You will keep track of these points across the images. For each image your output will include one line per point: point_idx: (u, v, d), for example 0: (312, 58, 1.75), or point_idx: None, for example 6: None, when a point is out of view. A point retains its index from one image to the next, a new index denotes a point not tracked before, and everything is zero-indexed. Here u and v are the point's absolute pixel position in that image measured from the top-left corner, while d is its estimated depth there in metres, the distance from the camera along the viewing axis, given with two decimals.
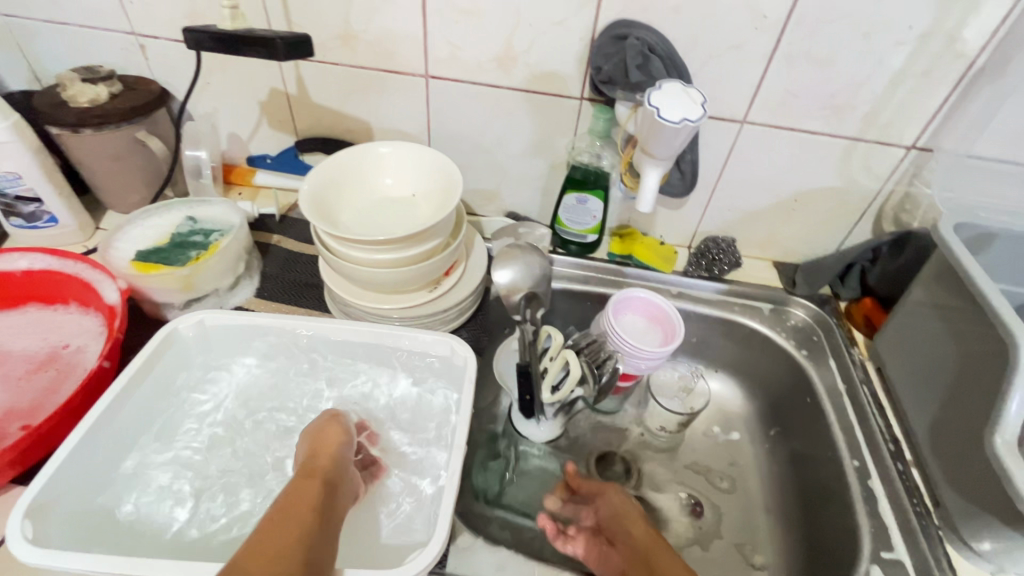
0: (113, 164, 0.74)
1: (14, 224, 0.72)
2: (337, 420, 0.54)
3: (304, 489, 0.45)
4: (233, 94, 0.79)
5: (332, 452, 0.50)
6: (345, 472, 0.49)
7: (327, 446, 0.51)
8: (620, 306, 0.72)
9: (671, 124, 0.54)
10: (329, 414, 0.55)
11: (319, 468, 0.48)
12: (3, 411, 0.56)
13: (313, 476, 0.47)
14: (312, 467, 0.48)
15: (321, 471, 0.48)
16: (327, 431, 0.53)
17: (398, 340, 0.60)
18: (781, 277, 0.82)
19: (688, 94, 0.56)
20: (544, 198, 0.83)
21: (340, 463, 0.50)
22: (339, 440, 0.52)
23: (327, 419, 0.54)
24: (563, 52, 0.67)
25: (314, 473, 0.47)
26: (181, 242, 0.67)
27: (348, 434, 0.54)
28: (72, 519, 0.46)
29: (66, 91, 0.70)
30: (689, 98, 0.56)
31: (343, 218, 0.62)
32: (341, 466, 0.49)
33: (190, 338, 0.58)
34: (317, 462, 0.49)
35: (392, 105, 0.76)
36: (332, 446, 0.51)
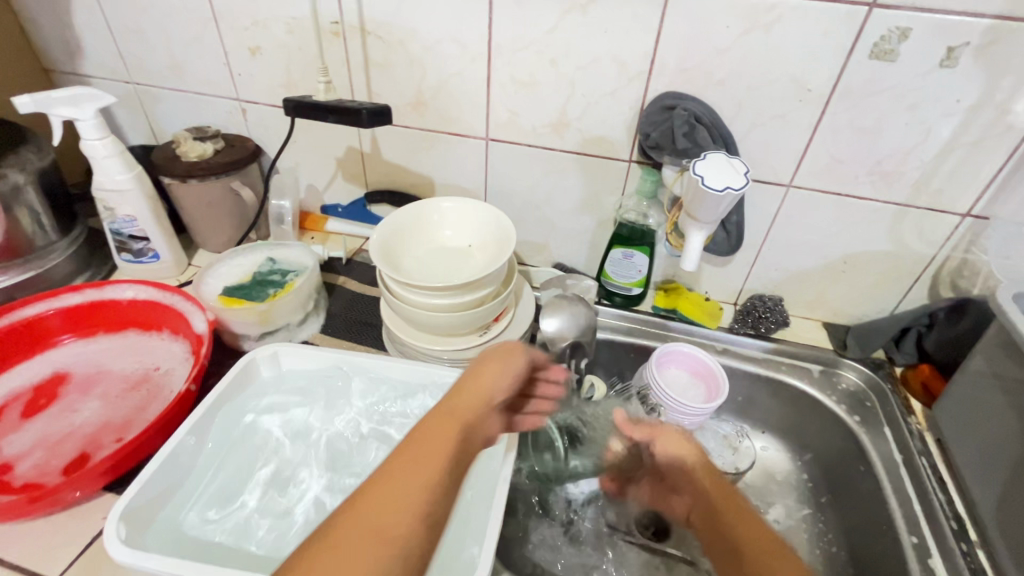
0: (210, 209, 0.84)
1: (123, 259, 0.82)
2: (508, 356, 0.52)
3: (441, 431, 0.45)
4: (314, 151, 0.89)
5: (492, 387, 0.49)
6: (484, 418, 0.49)
7: (482, 386, 0.49)
8: (664, 358, 0.72)
9: (714, 192, 0.57)
10: (503, 348, 0.53)
11: (458, 412, 0.47)
12: (100, 424, 0.62)
13: (451, 420, 0.46)
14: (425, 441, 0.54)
15: (462, 416, 0.46)
16: (488, 366, 0.51)
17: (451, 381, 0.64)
18: (831, 338, 0.81)
19: (731, 165, 0.59)
20: (591, 251, 0.87)
21: (482, 411, 0.48)
22: (494, 380, 0.50)
23: (489, 353, 0.52)
24: (613, 120, 0.72)
25: (451, 420, 0.46)
26: (262, 280, 0.74)
27: (510, 378, 0.51)
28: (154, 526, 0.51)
29: (180, 147, 0.81)
30: (732, 168, 0.59)
31: (405, 264, 0.68)
32: (481, 412, 0.48)
33: (265, 366, 0.65)
34: (465, 400, 0.48)
35: (453, 163, 0.84)
36: (487, 389, 0.49)
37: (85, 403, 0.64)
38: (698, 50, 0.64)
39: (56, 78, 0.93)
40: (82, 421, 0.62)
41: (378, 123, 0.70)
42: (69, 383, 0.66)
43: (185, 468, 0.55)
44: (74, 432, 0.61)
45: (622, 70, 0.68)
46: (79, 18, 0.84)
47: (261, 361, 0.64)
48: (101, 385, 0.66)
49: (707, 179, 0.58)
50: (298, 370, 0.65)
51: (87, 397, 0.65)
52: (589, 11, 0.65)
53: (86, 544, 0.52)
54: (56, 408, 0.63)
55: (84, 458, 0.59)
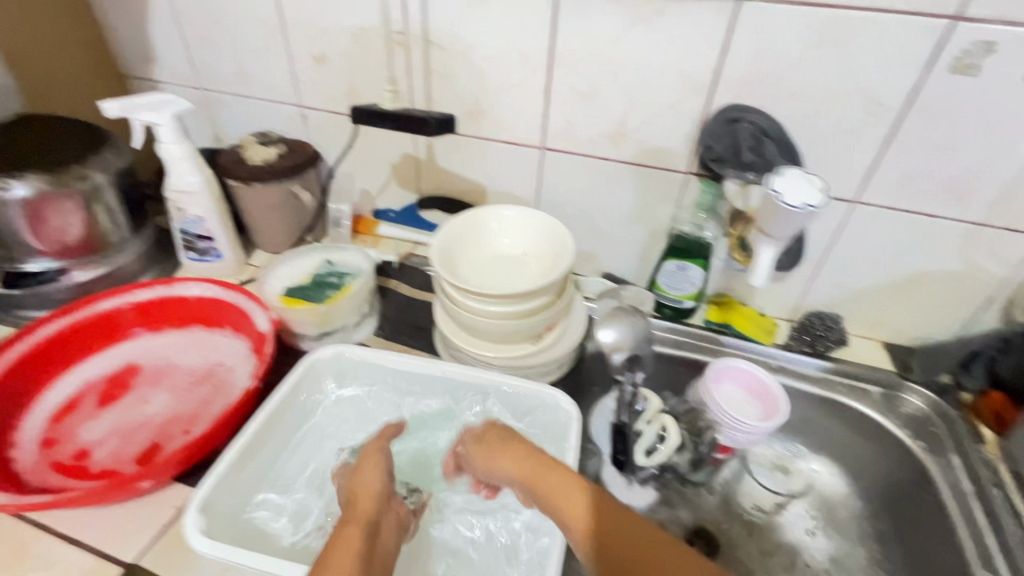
0: (270, 211, 0.86)
1: (188, 257, 0.85)
2: (374, 454, 0.57)
3: (346, 533, 0.48)
4: (370, 157, 0.91)
5: (372, 490, 0.53)
6: (384, 509, 0.52)
7: (365, 487, 0.53)
8: (719, 373, 0.70)
9: (791, 209, 0.55)
10: (365, 451, 0.58)
11: (358, 517, 0.50)
12: (169, 416, 0.65)
13: (357, 520, 0.50)
14: (353, 510, 0.51)
15: (364, 518, 0.50)
16: (360, 473, 0.55)
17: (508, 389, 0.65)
18: (892, 359, 0.78)
19: (808, 179, 0.57)
20: (642, 262, 0.86)
21: (379, 504, 0.52)
22: (376, 479, 0.54)
23: (362, 458, 0.57)
24: (673, 131, 0.72)
25: (356, 522, 0.49)
26: (320, 282, 0.76)
27: (385, 470, 0.56)
28: (223, 519, 0.53)
29: (245, 151, 0.84)
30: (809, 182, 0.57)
31: (463, 270, 0.68)
32: (381, 509, 0.52)
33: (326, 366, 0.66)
34: (357, 506, 0.51)
35: (507, 171, 0.85)
36: (371, 487, 0.53)
37: (155, 395, 0.67)
38: (765, 63, 0.63)
39: (129, 84, 0.98)
40: (154, 412, 0.65)
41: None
42: (140, 375, 0.69)
43: (252, 464, 0.56)
44: (147, 422, 0.64)
45: (685, 82, 0.68)
46: (156, 29, 0.89)
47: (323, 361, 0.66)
48: (170, 378, 0.69)
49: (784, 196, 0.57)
50: (356, 370, 0.67)
51: (157, 390, 0.68)
52: (654, 24, 0.65)
53: (159, 532, 0.53)
54: (129, 398, 0.66)
55: (155, 449, 0.61)
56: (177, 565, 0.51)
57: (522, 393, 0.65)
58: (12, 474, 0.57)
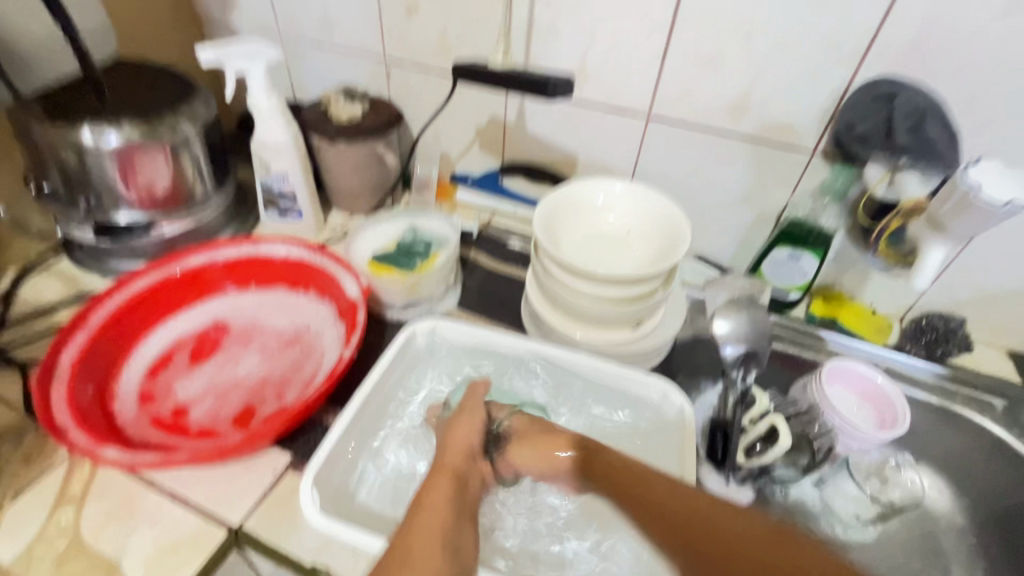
0: (352, 172, 0.83)
1: (269, 215, 0.83)
2: (473, 412, 0.57)
3: (436, 485, 0.50)
4: (454, 119, 0.86)
5: (463, 445, 0.54)
6: (474, 464, 0.53)
7: (459, 444, 0.54)
8: (831, 374, 0.65)
9: (994, 206, 0.49)
10: (461, 406, 0.57)
11: (449, 467, 0.51)
12: (261, 378, 0.64)
13: (447, 471, 0.51)
14: (444, 462, 0.52)
15: (454, 468, 0.51)
16: (457, 431, 0.55)
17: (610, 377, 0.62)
18: (1019, 371, 0.71)
19: (1014, 174, 0.50)
20: (742, 248, 0.80)
21: (472, 462, 0.53)
22: (470, 438, 0.54)
23: (456, 415, 0.57)
24: (804, 106, 0.65)
25: (446, 471, 0.51)
26: (407, 249, 0.73)
27: (482, 428, 0.56)
28: (328, 492, 0.52)
29: (330, 107, 0.80)
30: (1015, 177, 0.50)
31: (565, 248, 0.64)
32: (472, 463, 0.53)
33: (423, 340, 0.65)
34: (449, 459, 0.52)
35: (603, 141, 0.79)
36: (465, 445, 0.54)
37: (245, 355, 0.66)
38: (934, 30, 0.55)
39: (208, 31, 0.94)
40: (245, 373, 0.64)
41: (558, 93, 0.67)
42: (229, 334, 0.68)
43: (354, 437, 0.56)
44: (239, 383, 0.63)
45: (830, 50, 0.60)
46: None
47: (419, 335, 0.64)
48: (258, 338, 0.68)
49: (983, 189, 0.50)
50: (452, 346, 0.65)
51: (246, 350, 0.67)
52: None
53: (261, 497, 0.53)
54: (221, 356, 0.66)
55: (249, 411, 0.60)
56: (282, 533, 0.51)
57: (623, 382, 0.62)
58: (116, 427, 0.57)
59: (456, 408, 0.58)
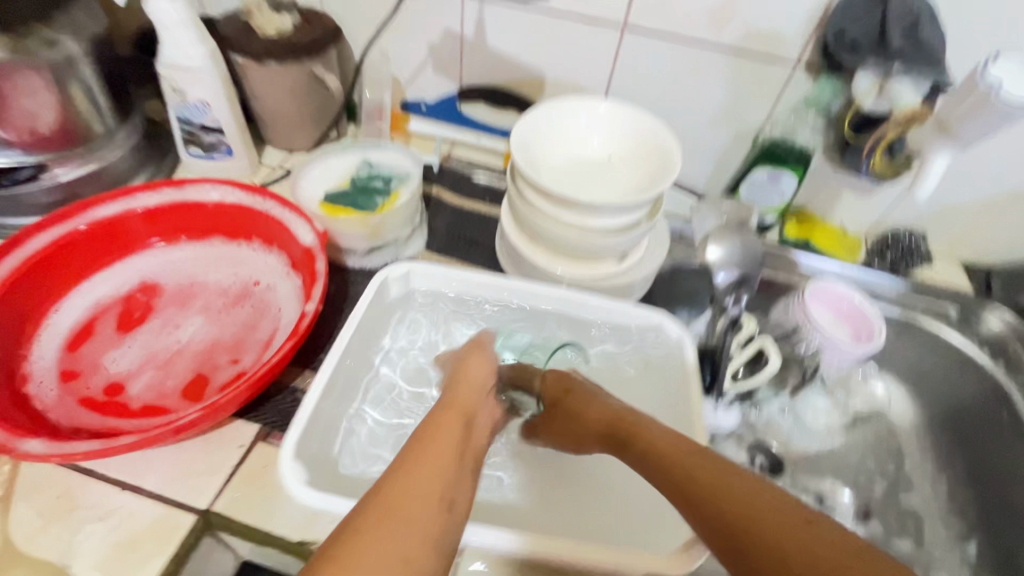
0: (288, 100, 0.72)
1: (191, 153, 0.70)
2: (484, 349, 0.55)
3: (444, 420, 0.46)
4: (402, 34, 0.75)
5: (476, 383, 0.51)
6: (482, 407, 0.50)
7: (470, 377, 0.51)
8: (813, 295, 0.65)
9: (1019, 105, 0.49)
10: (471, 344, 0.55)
11: (459, 401, 0.48)
12: (209, 342, 0.56)
13: (457, 408, 0.47)
14: (454, 402, 0.48)
15: (466, 406, 0.48)
16: (468, 366, 0.53)
17: (603, 313, 0.58)
18: (971, 280, 0.75)
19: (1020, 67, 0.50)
20: (717, 171, 0.77)
21: (480, 397, 0.50)
22: (481, 374, 0.52)
23: (466, 355, 0.54)
24: (792, 10, 0.60)
25: (454, 408, 0.47)
26: (364, 187, 0.65)
27: (492, 366, 0.54)
28: (312, 464, 0.46)
29: (252, 20, 0.67)
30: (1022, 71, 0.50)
31: (545, 177, 0.58)
32: (481, 400, 0.50)
33: (395, 286, 0.58)
34: (460, 392, 0.49)
35: (574, 58, 0.71)
36: (475, 379, 0.51)
37: (187, 319, 0.57)
38: None
39: None
40: (189, 338, 0.56)
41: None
42: (163, 296, 0.59)
43: (330, 402, 0.49)
44: (182, 351, 0.55)
45: None
46: None
47: (392, 281, 0.57)
48: (199, 298, 0.59)
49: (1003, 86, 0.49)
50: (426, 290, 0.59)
51: (186, 312, 0.58)
52: None
53: (230, 473, 0.47)
54: (155, 321, 0.57)
55: (200, 381, 0.53)
56: (259, 511, 0.45)
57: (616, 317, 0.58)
58: (36, 413, 0.48)
59: (467, 346, 0.56)
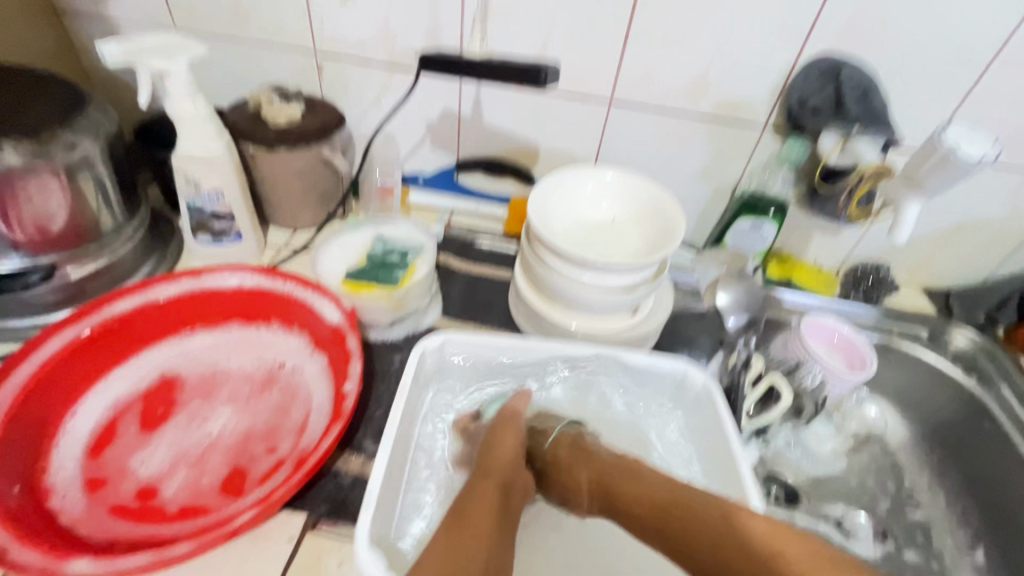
0: (296, 182, 0.74)
1: (200, 240, 0.70)
2: (511, 420, 0.57)
3: (482, 494, 0.51)
4: (401, 115, 0.80)
5: (507, 452, 0.55)
6: (518, 469, 0.55)
7: (503, 451, 0.54)
8: (808, 329, 0.71)
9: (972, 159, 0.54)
10: (504, 413, 0.58)
11: (494, 474, 0.53)
12: (241, 432, 0.54)
13: (494, 474, 0.53)
14: (489, 468, 0.53)
15: (501, 470, 0.53)
16: (501, 437, 0.56)
17: (629, 367, 0.62)
18: (933, 303, 0.84)
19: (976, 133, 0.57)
20: (701, 222, 0.84)
21: (514, 468, 0.54)
22: (512, 445, 0.55)
23: (495, 425, 0.57)
24: (758, 82, 0.69)
25: (493, 479, 0.52)
26: (383, 262, 0.67)
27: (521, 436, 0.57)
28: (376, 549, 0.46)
29: (263, 109, 0.70)
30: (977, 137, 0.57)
31: (560, 240, 0.63)
32: (515, 469, 0.54)
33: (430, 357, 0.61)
34: (496, 464, 0.53)
35: (565, 130, 0.78)
36: (508, 451, 0.55)
37: (213, 410, 0.56)
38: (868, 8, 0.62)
39: (71, 23, 0.77)
40: (219, 431, 0.54)
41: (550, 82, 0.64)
42: (184, 388, 0.57)
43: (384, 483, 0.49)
44: (213, 444, 0.53)
45: (779, 29, 0.64)
46: None
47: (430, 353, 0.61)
48: (224, 387, 0.58)
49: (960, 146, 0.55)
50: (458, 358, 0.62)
51: (212, 403, 0.57)
52: None
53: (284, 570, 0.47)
54: (181, 416, 0.55)
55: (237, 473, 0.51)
56: None
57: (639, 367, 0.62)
58: (64, 530, 0.46)
59: (496, 416, 0.58)
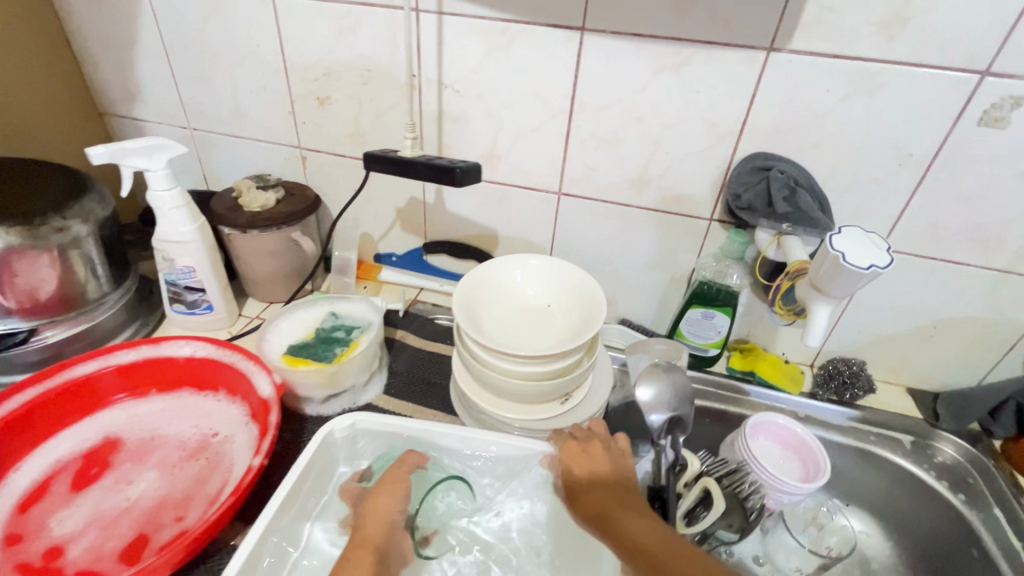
0: (267, 260, 0.81)
1: (175, 310, 0.77)
2: (395, 482, 0.57)
3: (354, 557, 0.50)
4: (373, 201, 0.87)
5: (384, 517, 0.54)
6: (395, 539, 0.54)
7: (379, 513, 0.54)
8: (755, 428, 0.68)
9: (858, 269, 0.52)
10: (391, 473, 0.57)
11: (369, 539, 0.52)
12: (158, 499, 0.57)
13: (367, 544, 0.52)
14: (366, 537, 0.52)
15: (375, 540, 0.52)
16: (378, 500, 0.55)
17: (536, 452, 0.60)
18: (919, 406, 0.77)
19: (870, 241, 0.55)
20: (660, 308, 0.83)
21: (392, 531, 0.54)
22: (390, 510, 0.55)
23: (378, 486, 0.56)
24: (697, 178, 0.70)
25: (366, 544, 0.51)
26: (326, 337, 0.70)
27: (404, 497, 0.56)
28: None
29: (242, 197, 0.79)
30: (872, 245, 0.55)
31: (486, 325, 0.64)
32: (390, 536, 0.54)
33: (342, 436, 0.61)
34: (369, 530, 0.53)
35: (520, 217, 0.81)
36: (384, 514, 0.54)
37: (141, 474, 0.59)
38: (795, 112, 0.63)
39: (109, 122, 0.91)
40: (138, 496, 0.57)
41: (468, 180, 0.69)
42: (122, 451, 0.61)
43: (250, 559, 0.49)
44: (129, 509, 0.56)
45: (711, 130, 0.66)
46: (145, 67, 0.84)
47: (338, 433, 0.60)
48: (157, 452, 0.62)
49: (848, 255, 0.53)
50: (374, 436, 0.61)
51: (142, 467, 0.60)
52: (682, 72, 0.64)
53: None
54: (109, 478, 0.59)
55: (142, 540, 0.54)
56: None
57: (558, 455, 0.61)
58: None
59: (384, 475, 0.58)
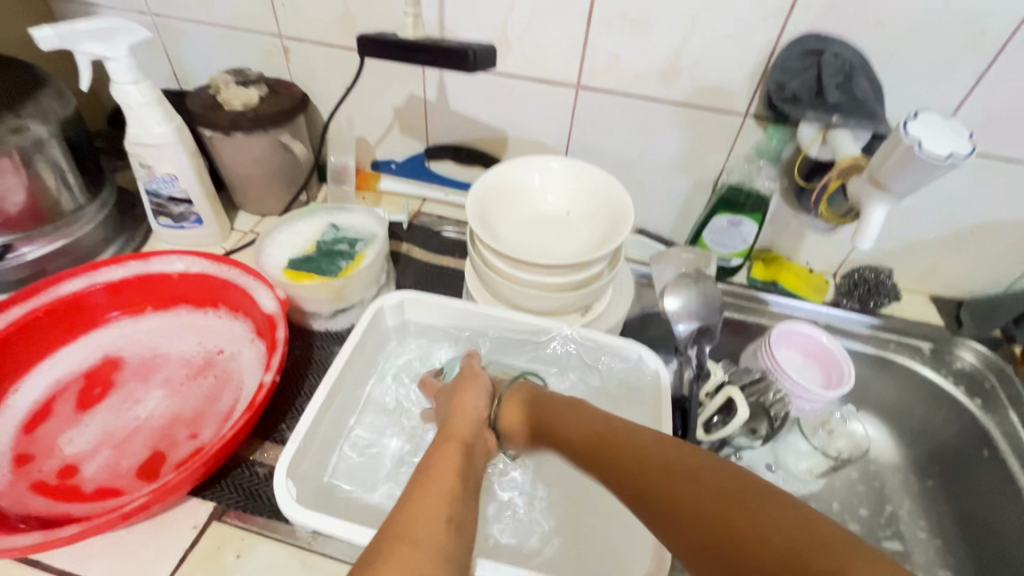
0: (256, 167, 0.73)
1: (162, 223, 0.71)
2: (475, 379, 0.54)
3: (444, 456, 0.45)
4: (367, 98, 0.78)
5: (469, 417, 0.51)
6: (481, 434, 0.50)
7: (467, 408, 0.51)
8: (780, 337, 0.68)
9: (932, 159, 0.48)
10: (468, 375, 0.55)
11: (459, 433, 0.48)
12: (169, 417, 0.55)
13: (454, 437, 0.48)
14: (453, 432, 0.48)
15: (462, 435, 0.48)
16: (463, 397, 0.53)
17: (551, 342, 0.61)
18: (942, 314, 0.75)
19: (950, 127, 0.50)
20: (681, 217, 0.78)
21: (479, 425, 0.50)
22: (477, 404, 0.52)
23: (460, 382, 0.54)
24: (735, 66, 0.62)
25: (456, 439, 0.48)
26: (329, 251, 0.65)
27: (488, 395, 0.54)
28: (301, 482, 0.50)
29: (221, 94, 0.70)
30: (951, 131, 0.50)
31: (502, 234, 0.59)
32: (479, 428, 0.50)
33: (391, 316, 0.62)
34: (458, 424, 0.49)
35: (533, 115, 0.73)
36: (471, 410, 0.51)
37: (147, 393, 0.57)
38: None
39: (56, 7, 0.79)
40: (148, 414, 0.55)
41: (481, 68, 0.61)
42: (124, 369, 0.59)
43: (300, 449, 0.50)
44: (140, 427, 0.54)
45: (756, 7, 0.58)
46: None
47: (387, 310, 0.61)
48: (161, 371, 0.59)
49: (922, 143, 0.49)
50: (421, 322, 0.63)
51: (148, 386, 0.58)
52: None
53: (196, 536, 0.50)
54: (115, 398, 0.56)
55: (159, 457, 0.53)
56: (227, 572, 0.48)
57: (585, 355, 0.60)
58: None
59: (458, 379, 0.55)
